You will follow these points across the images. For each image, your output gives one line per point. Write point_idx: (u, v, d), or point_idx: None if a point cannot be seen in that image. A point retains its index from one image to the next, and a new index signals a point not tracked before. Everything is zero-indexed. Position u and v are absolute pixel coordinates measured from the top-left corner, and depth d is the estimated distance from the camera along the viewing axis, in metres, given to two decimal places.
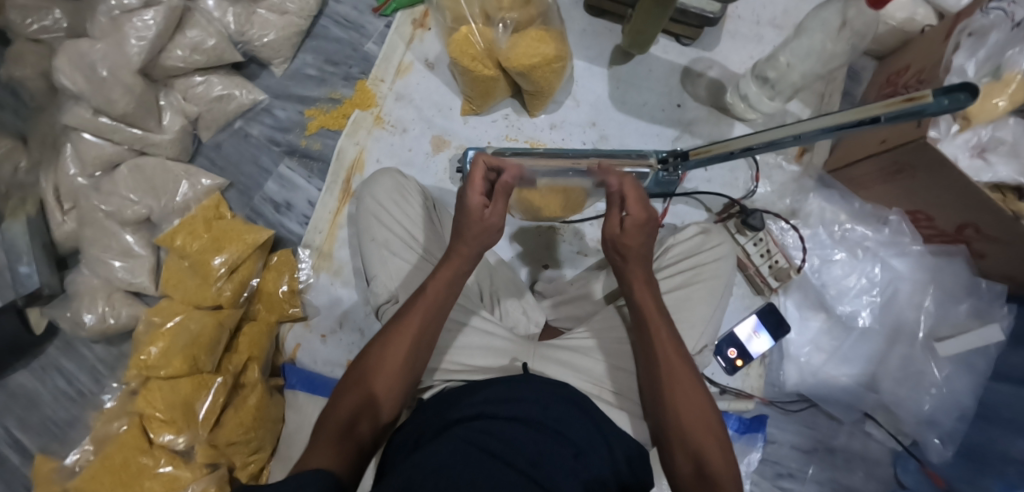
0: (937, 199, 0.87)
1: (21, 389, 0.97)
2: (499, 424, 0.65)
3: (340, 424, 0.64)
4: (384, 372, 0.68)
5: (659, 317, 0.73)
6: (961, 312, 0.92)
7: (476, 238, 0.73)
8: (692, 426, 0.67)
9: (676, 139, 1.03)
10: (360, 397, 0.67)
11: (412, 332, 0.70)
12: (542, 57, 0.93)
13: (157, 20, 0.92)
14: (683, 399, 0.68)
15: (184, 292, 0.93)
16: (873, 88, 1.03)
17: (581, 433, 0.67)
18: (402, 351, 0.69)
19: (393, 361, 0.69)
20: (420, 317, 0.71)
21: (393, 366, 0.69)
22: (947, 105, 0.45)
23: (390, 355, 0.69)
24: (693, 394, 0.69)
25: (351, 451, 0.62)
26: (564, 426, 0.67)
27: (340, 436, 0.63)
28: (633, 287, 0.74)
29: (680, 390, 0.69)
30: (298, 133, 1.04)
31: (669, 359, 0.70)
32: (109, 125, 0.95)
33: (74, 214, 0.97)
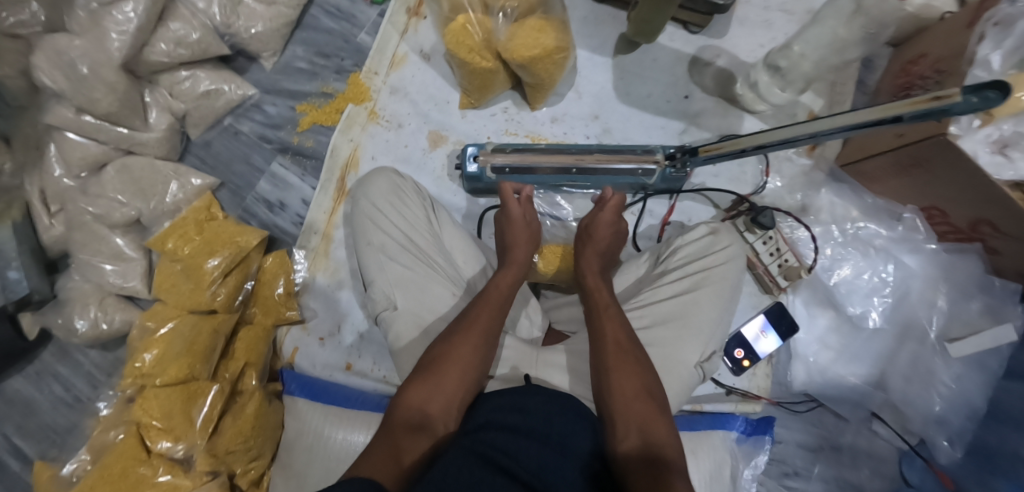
0: (953, 195, 0.84)
1: (18, 397, 0.96)
2: (500, 434, 0.62)
3: (409, 422, 0.65)
4: (453, 365, 0.69)
5: (607, 300, 0.79)
6: (973, 310, 0.89)
7: (526, 243, 0.83)
8: (637, 400, 0.68)
9: (683, 132, 0.99)
10: (422, 396, 0.67)
11: (477, 333, 0.71)
12: (542, 48, 0.89)
13: (138, 14, 0.88)
14: (624, 374, 0.69)
15: (177, 297, 0.91)
16: (888, 77, 0.98)
17: (578, 440, 0.64)
18: (466, 351, 0.70)
19: (459, 360, 0.69)
20: (485, 318, 0.73)
21: (456, 369, 0.68)
22: (976, 103, 0.44)
23: (446, 353, 0.70)
24: (634, 372, 0.70)
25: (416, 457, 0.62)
26: (568, 439, 0.64)
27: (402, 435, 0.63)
28: (588, 278, 0.82)
29: (622, 363, 0.71)
30: (290, 130, 1.00)
31: (613, 337, 0.73)
32: (94, 124, 0.91)
33: (62, 217, 0.95)
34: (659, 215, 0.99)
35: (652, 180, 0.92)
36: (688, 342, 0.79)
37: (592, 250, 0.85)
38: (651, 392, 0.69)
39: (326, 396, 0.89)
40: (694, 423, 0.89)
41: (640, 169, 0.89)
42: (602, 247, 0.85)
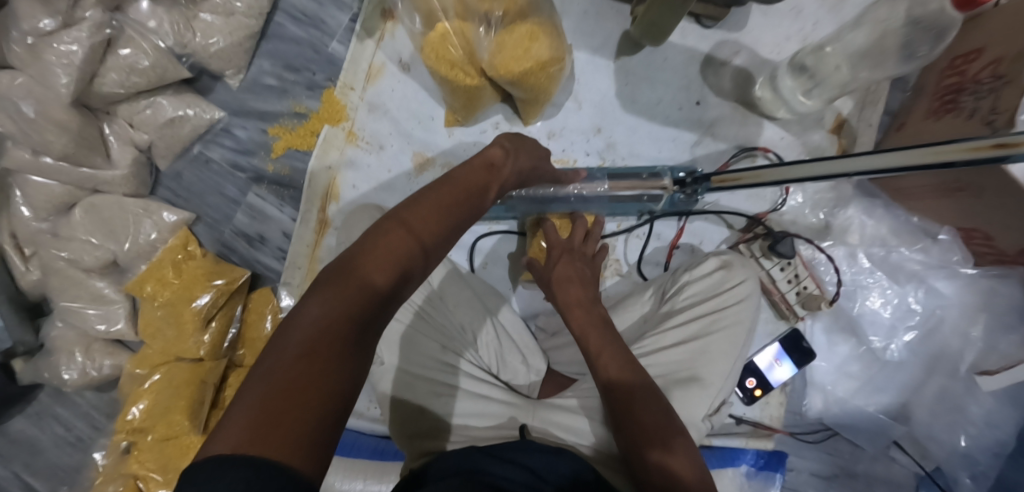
0: (1001, 221, 0.75)
1: (20, 436, 0.93)
2: (512, 469, 0.60)
3: (348, 327, 0.41)
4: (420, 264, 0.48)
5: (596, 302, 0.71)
6: (1012, 343, 0.81)
7: (533, 156, 0.68)
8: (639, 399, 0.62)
9: (695, 144, 0.89)
10: (348, 298, 0.42)
11: (423, 221, 0.49)
12: (533, 61, 0.77)
13: (82, 43, 0.79)
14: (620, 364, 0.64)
15: (162, 344, 0.87)
16: (932, 73, 0.86)
17: (561, 473, 0.62)
18: (401, 238, 0.47)
19: (391, 249, 0.46)
20: (429, 211, 0.50)
21: (386, 258, 0.46)
22: None
23: (387, 244, 0.46)
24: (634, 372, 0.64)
25: (333, 398, 0.38)
26: (550, 473, 0.61)
27: (312, 361, 0.38)
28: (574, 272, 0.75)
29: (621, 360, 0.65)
30: (263, 156, 0.93)
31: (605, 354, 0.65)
32: (54, 165, 0.84)
33: (37, 262, 0.90)
34: (667, 238, 0.91)
35: (660, 205, 0.83)
36: (696, 398, 0.71)
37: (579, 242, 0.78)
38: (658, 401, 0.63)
39: None
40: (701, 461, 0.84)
41: (647, 196, 0.81)
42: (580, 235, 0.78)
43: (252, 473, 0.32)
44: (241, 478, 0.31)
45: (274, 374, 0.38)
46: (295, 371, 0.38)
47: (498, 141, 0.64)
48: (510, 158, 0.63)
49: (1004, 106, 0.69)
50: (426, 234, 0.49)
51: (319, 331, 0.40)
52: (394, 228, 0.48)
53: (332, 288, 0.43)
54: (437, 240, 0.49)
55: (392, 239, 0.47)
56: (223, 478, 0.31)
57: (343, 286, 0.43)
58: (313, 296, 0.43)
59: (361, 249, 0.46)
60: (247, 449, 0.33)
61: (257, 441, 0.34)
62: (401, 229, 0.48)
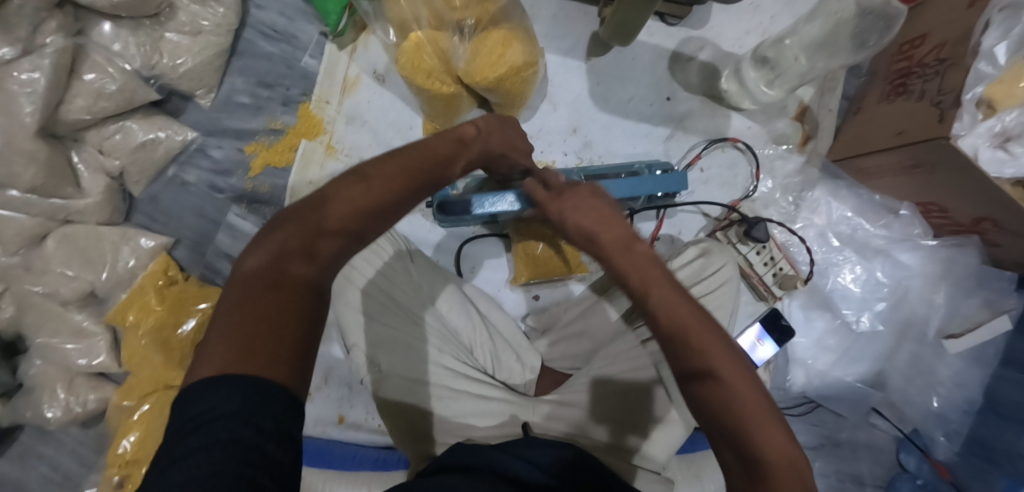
0: (956, 194, 0.80)
1: (4, 480, 0.90)
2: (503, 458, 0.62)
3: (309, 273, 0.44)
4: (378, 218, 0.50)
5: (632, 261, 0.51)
6: (972, 305, 0.88)
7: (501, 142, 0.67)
8: (750, 416, 0.44)
9: (668, 138, 0.92)
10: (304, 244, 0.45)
11: (393, 177, 0.51)
12: (508, 67, 0.79)
13: (45, 71, 0.77)
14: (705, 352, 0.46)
15: (149, 373, 0.84)
16: (882, 59, 0.91)
17: (543, 455, 0.64)
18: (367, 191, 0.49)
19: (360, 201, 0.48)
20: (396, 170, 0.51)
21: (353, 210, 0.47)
22: None
23: (347, 193, 0.48)
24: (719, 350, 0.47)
25: (306, 330, 0.42)
26: (532, 454, 0.64)
27: (286, 294, 0.42)
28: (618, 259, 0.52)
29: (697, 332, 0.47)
30: (241, 175, 0.93)
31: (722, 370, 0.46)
32: (22, 198, 0.82)
33: (10, 298, 0.87)
34: (647, 231, 0.93)
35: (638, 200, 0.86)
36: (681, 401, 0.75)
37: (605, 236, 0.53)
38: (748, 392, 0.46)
39: (320, 457, 0.84)
40: (695, 441, 0.89)
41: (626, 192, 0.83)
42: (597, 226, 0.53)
43: (240, 396, 0.36)
44: (235, 403, 0.36)
45: (247, 302, 0.41)
46: (266, 300, 0.41)
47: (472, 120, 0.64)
48: (480, 137, 0.63)
49: (948, 87, 0.74)
50: (392, 189, 0.50)
51: (281, 269, 0.43)
52: (360, 181, 0.49)
53: (297, 235, 0.46)
54: (400, 196, 0.51)
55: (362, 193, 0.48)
56: (222, 397, 0.36)
57: (311, 238, 0.46)
58: (278, 236, 0.45)
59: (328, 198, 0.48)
60: (234, 367, 0.38)
61: (239, 363, 0.38)
62: (363, 182, 0.49)
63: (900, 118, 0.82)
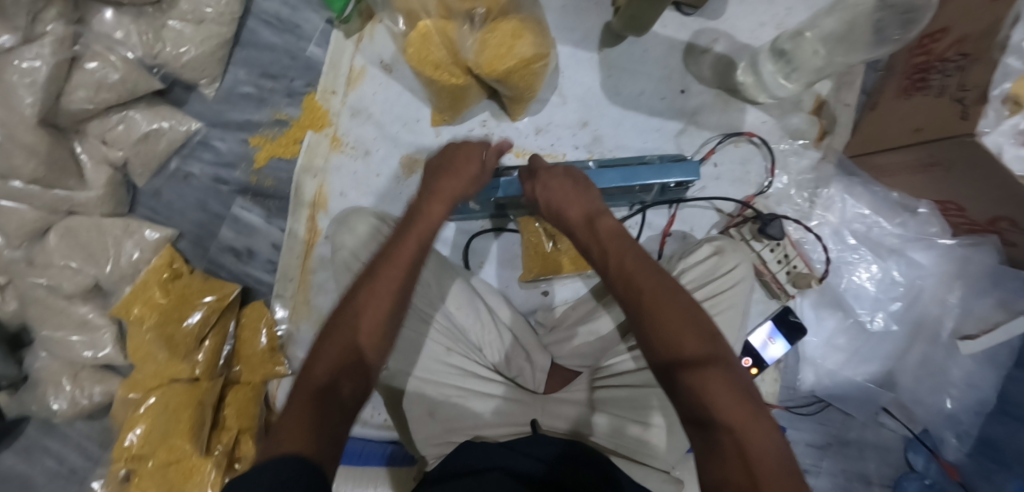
0: (976, 192, 0.78)
1: (11, 472, 0.91)
2: (501, 452, 0.63)
3: (324, 388, 0.52)
4: (375, 311, 0.57)
5: (618, 249, 0.61)
6: (986, 305, 0.86)
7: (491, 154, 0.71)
8: (708, 378, 0.50)
9: (681, 133, 0.90)
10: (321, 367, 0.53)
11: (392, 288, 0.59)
12: (518, 59, 0.76)
13: (44, 61, 0.76)
14: (669, 327, 0.53)
15: (154, 368, 0.83)
16: (902, 52, 0.89)
17: (534, 446, 0.65)
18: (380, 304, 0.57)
19: (371, 314, 0.56)
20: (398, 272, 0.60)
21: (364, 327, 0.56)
22: None
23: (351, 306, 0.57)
24: (682, 321, 0.54)
25: (328, 433, 0.48)
26: (520, 445, 0.65)
27: (314, 407, 0.49)
28: (597, 249, 0.63)
29: (659, 308, 0.54)
30: (245, 168, 0.91)
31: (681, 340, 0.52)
32: (25, 190, 0.81)
33: (13, 291, 0.86)
34: (659, 226, 0.92)
35: (650, 194, 0.85)
36: None
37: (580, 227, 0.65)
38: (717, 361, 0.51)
39: None
40: None
41: (637, 187, 0.82)
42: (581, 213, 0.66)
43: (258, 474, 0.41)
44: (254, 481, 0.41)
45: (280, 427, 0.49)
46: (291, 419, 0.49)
47: (472, 155, 0.70)
48: (475, 180, 0.70)
49: (972, 82, 0.72)
50: (386, 290, 0.58)
51: (303, 392, 0.51)
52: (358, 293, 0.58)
53: (323, 357, 0.54)
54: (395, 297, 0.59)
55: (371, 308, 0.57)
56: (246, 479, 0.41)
57: (322, 356, 0.54)
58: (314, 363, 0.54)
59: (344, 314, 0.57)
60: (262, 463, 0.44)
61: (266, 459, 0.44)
62: (363, 292, 0.58)
63: (920, 114, 0.80)
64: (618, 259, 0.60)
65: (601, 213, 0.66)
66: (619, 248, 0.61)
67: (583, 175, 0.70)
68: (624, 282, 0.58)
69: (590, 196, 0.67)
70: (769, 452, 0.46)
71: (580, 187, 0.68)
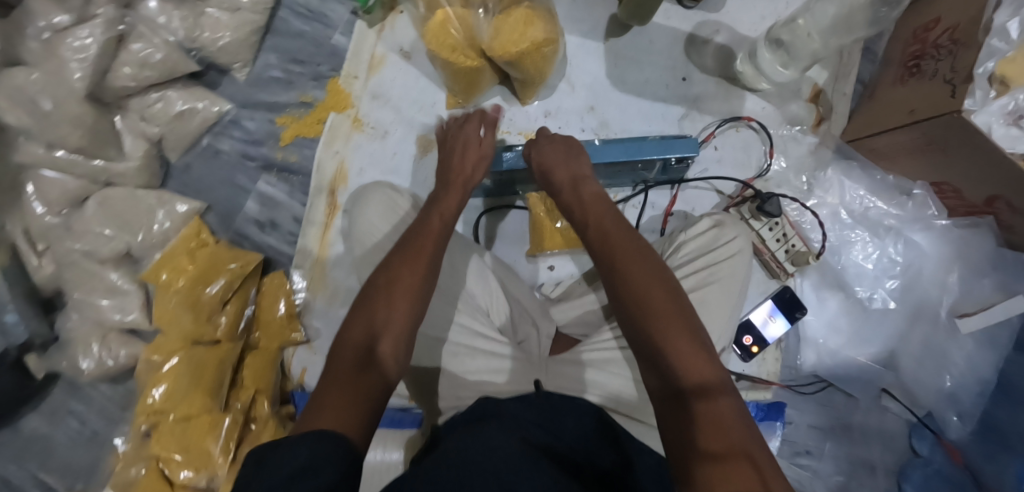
0: (967, 173, 0.82)
1: (35, 433, 0.95)
2: (527, 413, 0.65)
3: (353, 358, 0.56)
4: (398, 290, 0.62)
5: (602, 217, 0.65)
6: (986, 287, 0.88)
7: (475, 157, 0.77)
8: (680, 334, 0.54)
9: (684, 118, 0.95)
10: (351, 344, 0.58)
11: (422, 263, 0.64)
12: (530, 43, 0.81)
13: (96, 39, 0.83)
14: (645, 284, 0.57)
15: (178, 331, 0.87)
16: (898, 44, 0.93)
17: (569, 417, 0.66)
18: (414, 279, 0.63)
19: (405, 287, 0.62)
20: (431, 246, 0.66)
21: (403, 299, 0.61)
22: None
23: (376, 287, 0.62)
24: (655, 280, 0.57)
25: (369, 397, 0.53)
26: (556, 415, 0.66)
27: (356, 373, 0.54)
28: (586, 216, 0.67)
29: (639, 270, 0.58)
30: (271, 145, 0.97)
31: (646, 301, 0.56)
32: (68, 159, 0.89)
33: (50, 256, 0.91)
34: (661, 206, 0.95)
35: (652, 173, 0.89)
36: None
37: (568, 195, 0.70)
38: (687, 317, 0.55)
39: None
40: None
41: (640, 164, 0.86)
42: (570, 180, 0.71)
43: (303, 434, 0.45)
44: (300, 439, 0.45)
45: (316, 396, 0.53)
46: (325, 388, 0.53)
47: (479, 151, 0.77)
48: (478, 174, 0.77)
49: (961, 65, 0.76)
50: (409, 272, 0.63)
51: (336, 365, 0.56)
52: (381, 279, 0.63)
53: (359, 326, 0.60)
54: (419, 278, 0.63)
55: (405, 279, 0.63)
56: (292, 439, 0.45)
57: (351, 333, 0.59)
58: (354, 329, 0.59)
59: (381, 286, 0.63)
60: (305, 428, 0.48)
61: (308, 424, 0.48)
62: (386, 278, 0.63)
63: (915, 97, 0.83)
64: (603, 226, 0.64)
65: (588, 181, 0.71)
66: (602, 216, 0.65)
67: (577, 143, 0.77)
68: (608, 245, 0.62)
69: (576, 161, 0.73)
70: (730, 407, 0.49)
71: (571, 154, 0.74)
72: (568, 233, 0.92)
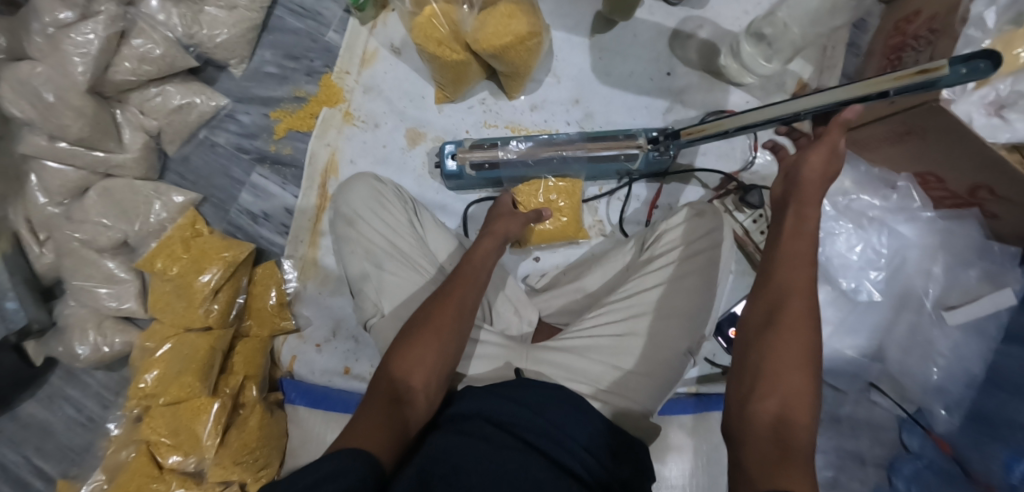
0: (950, 161, 0.82)
1: (33, 418, 0.97)
2: (512, 406, 0.64)
3: (386, 393, 0.61)
4: (432, 329, 0.65)
5: (797, 255, 0.57)
6: (971, 277, 0.88)
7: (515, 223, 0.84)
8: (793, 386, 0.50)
9: (667, 111, 0.96)
10: (385, 378, 0.62)
11: (454, 306, 0.68)
12: (513, 36, 0.83)
13: (97, 34, 0.86)
14: (788, 334, 0.52)
15: (172, 317, 0.90)
16: (880, 37, 0.94)
17: (557, 414, 0.65)
18: (449, 326, 0.66)
19: (436, 332, 0.65)
20: (459, 294, 0.69)
21: (433, 345, 0.65)
22: None
23: (416, 323, 0.66)
24: (805, 338, 0.52)
25: (394, 431, 0.58)
26: (542, 405, 0.65)
27: (387, 408, 0.59)
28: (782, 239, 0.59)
29: (791, 320, 0.53)
30: (266, 138, 1.00)
31: (799, 345, 0.51)
32: (69, 149, 0.91)
33: (51, 245, 0.94)
34: (646, 198, 0.97)
35: (635, 165, 0.90)
36: (676, 332, 0.77)
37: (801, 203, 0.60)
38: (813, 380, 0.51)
39: (326, 401, 0.91)
40: (700, 403, 0.91)
41: (624, 155, 0.87)
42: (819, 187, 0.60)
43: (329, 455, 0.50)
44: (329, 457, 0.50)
45: (352, 422, 0.58)
46: (361, 418, 0.58)
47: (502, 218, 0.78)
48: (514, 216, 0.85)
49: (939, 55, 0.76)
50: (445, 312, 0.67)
51: (373, 396, 0.61)
52: (421, 316, 0.67)
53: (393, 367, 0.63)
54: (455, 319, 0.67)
55: (438, 322, 0.66)
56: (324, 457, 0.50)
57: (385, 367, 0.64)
58: (386, 366, 0.63)
59: (417, 323, 0.67)
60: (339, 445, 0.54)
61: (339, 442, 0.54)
62: (425, 314, 0.67)
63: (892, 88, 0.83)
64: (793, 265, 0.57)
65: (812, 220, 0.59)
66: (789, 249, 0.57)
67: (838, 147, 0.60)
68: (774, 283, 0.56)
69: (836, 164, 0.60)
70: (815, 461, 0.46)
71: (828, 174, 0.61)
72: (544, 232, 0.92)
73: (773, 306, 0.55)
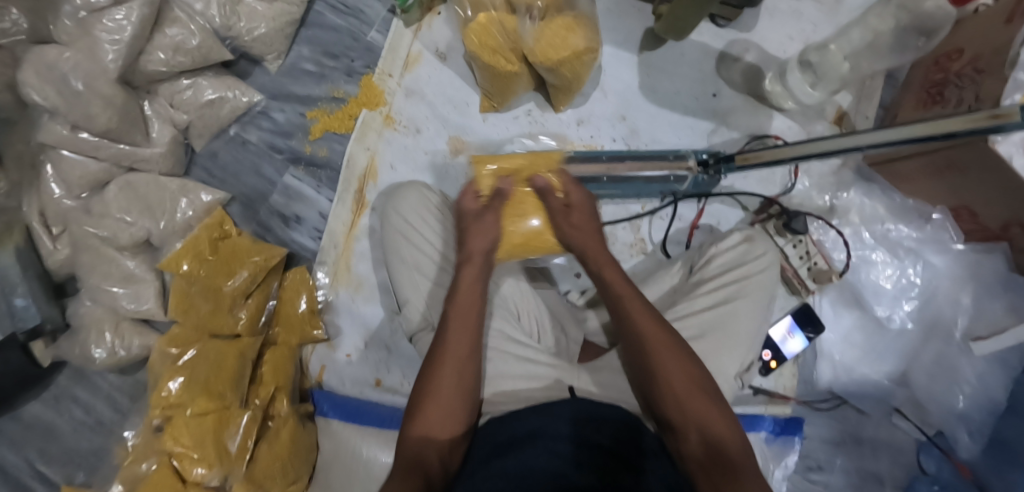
0: (988, 197, 0.84)
1: (36, 421, 0.91)
2: (569, 426, 0.64)
3: (403, 459, 0.61)
4: (445, 379, 0.64)
5: (626, 290, 0.69)
6: (997, 309, 0.90)
7: (488, 236, 0.72)
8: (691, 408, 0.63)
9: (712, 132, 0.97)
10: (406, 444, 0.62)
11: (453, 360, 0.65)
12: (571, 50, 0.82)
13: (131, 20, 0.81)
14: (673, 367, 0.64)
15: (195, 321, 0.85)
16: (918, 71, 0.96)
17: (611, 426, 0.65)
18: (450, 379, 0.64)
19: (448, 390, 0.64)
20: (457, 345, 0.65)
21: (443, 404, 0.63)
22: None
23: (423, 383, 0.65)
24: (680, 360, 0.65)
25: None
26: (599, 418, 0.65)
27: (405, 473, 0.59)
28: (603, 271, 0.71)
29: (664, 354, 0.65)
30: (300, 138, 0.97)
31: (672, 368, 0.65)
32: (93, 141, 0.84)
33: (66, 239, 0.89)
34: (688, 219, 0.97)
35: (684, 187, 0.91)
36: (728, 357, 0.77)
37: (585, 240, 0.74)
38: (700, 379, 0.65)
39: (359, 415, 0.88)
40: None
41: (673, 176, 0.88)
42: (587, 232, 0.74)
43: None
44: None
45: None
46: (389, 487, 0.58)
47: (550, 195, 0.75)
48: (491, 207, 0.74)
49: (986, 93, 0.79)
50: (446, 366, 0.64)
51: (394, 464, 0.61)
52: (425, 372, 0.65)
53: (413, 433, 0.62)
54: (457, 372, 0.65)
55: (442, 377, 0.64)
56: None
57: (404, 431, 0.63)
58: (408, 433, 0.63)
59: (421, 387, 0.65)
60: None
61: None
62: (431, 368, 0.65)
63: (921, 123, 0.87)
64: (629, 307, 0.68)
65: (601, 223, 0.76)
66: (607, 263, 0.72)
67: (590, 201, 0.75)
68: (633, 331, 0.67)
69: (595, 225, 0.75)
70: (749, 449, 0.61)
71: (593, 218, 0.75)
72: (516, 239, 0.79)
73: (646, 363, 0.65)
